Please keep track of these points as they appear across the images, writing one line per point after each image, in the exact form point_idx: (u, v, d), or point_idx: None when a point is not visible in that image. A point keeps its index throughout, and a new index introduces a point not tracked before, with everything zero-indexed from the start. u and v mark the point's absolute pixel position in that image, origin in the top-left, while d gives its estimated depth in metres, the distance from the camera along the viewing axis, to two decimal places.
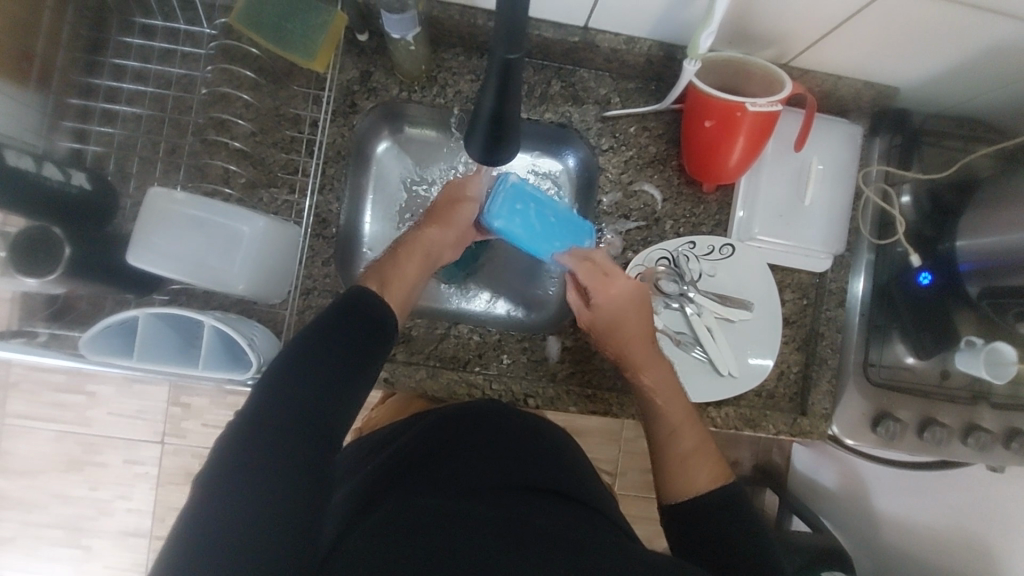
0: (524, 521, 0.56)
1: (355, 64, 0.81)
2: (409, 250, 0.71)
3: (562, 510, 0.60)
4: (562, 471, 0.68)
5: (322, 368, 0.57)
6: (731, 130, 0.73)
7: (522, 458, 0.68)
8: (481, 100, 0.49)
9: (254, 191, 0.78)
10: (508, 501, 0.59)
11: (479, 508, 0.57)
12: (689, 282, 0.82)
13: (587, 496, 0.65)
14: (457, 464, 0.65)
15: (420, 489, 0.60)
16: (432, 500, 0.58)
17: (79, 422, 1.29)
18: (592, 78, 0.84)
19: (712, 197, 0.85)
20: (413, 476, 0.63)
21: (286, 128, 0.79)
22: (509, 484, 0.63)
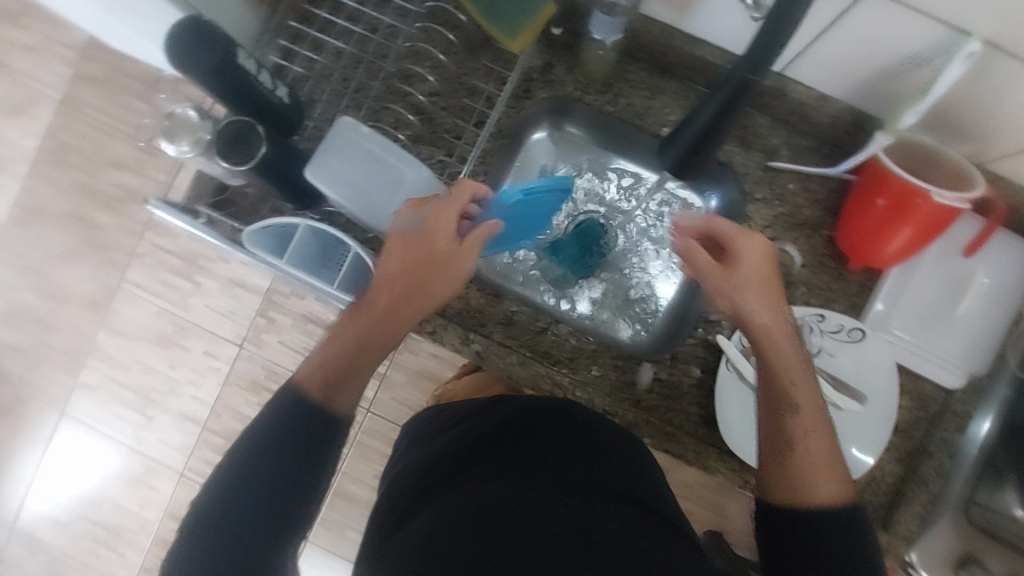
0: (588, 521, 0.57)
1: (542, 53, 0.85)
2: (363, 328, 0.58)
3: (618, 514, 0.60)
4: (637, 478, 0.68)
5: (280, 454, 0.53)
6: (905, 214, 0.70)
7: (597, 455, 0.68)
8: (698, 118, 0.62)
9: (417, 144, 0.83)
10: (579, 497, 0.61)
11: (548, 500, 0.59)
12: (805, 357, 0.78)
13: (652, 503, 0.65)
14: (512, 456, 0.67)
15: (477, 475, 0.64)
16: (483, 488, 0.61)
17: (180, 305, 1.41)
18: (766, 126, 0.82)
19: (854, 277, 0.81)
20: (468, 463, 0.67)
21: (463, 97, 0.83)
22: (570, 483, 0.63)
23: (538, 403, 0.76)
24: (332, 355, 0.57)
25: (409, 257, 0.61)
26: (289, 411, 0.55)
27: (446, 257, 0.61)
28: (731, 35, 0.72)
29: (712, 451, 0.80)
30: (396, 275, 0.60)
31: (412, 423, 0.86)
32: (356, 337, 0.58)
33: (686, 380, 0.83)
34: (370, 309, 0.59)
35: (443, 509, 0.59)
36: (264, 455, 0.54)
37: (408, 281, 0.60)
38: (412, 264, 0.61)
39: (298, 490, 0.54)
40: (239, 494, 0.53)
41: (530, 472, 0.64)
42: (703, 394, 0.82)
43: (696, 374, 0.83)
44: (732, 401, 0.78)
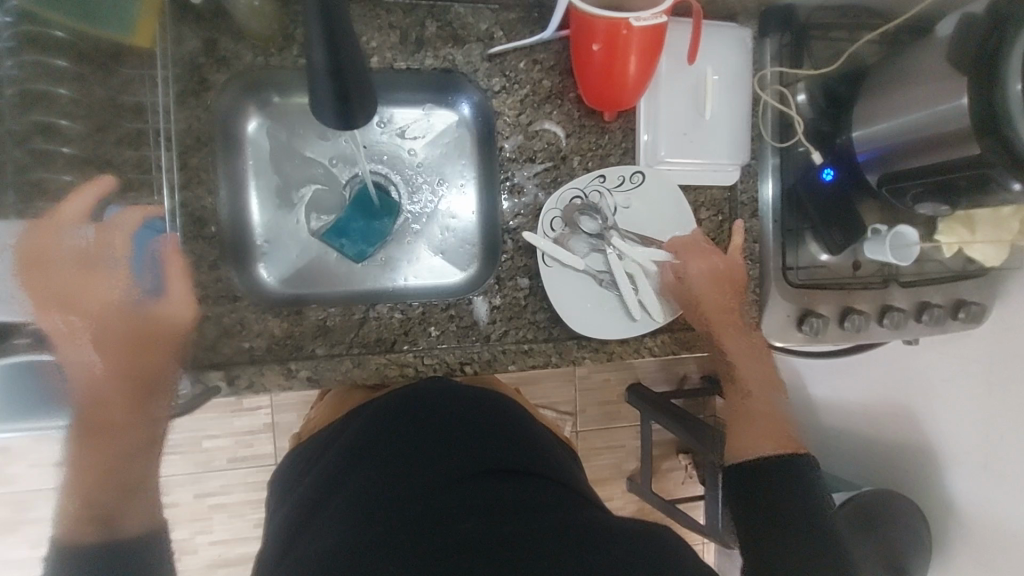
0: (469, 516, 0.56)
1: (194, 32, 0.70)
2: (110, 447, 0.59)
3: (497, 492, 0.60)
4: (511, 445, 0.68)
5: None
6: (621, 51, 0.69)
7: (468, 440, 0.67)
8: (312, 55, 0.53)
9: (103, 200, 0.65)
10: (457, 490, 0.60)
11: (430, 509, 0.57)
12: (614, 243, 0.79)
13: (532, 464, 0.66)
14: (376, 469, 0.63)
15: (344, 503, 0.59)
16: (345, 521, 0.56)
17: None
18: (469, 13, 0.77)
19: (615, 125, 0.81)
20: (333, 494, 0.62)
21: (128, 121, 0.68)
22: (446, 476, 0.61)
23: (393, 399, 0.72)
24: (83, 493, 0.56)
25: (111, 346, 0.62)
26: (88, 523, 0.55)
27: (132, 345, 0.63)
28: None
29: (573, 342, 0.81)
30: (105, 376, 0.61)
31: (281, 471, 0.78)
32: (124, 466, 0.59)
33: (519, 295, 0.81)
34: (103, 413, 0.60)
35: (318, 552, 0.54)
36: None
37: (123, 369, 0.62)
38: (111, 356, 0.62)
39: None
40: None
41: (402, 477, 0.61)
42: (541, 299, 0.81)
43: (525, 284, 0.81)
44: (564, 290, 0.78)
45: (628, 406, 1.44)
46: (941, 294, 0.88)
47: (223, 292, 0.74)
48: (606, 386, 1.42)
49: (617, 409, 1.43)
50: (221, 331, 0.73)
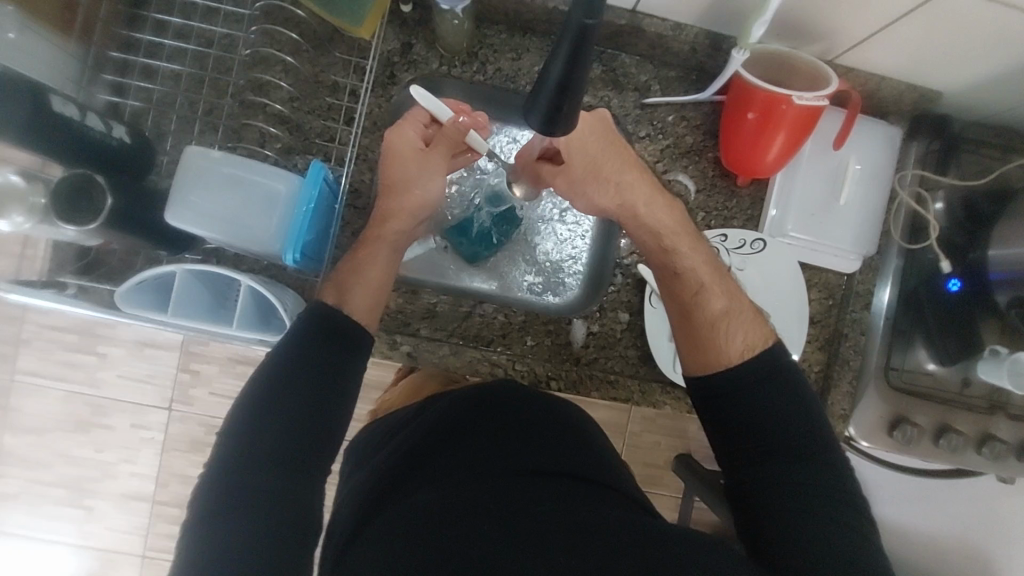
0: (541, 511, 0.58)
1: (397, 35, 0.81)
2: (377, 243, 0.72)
3: (574, 493, 0.63)
4: (580, 455, 0.70)
5: (306, 366, 0.62)
6: (773, 124, 0.73)
7: (542, 443, 0.70)
8: (549, 66, 0.44)
9: (289, 155, 0.77)
10: (533, 486, 0.62)
11: (508, 496, 0.60)
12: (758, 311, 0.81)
13: (606, 476, 0.68)
14: (463, 453, 0.67)
15: (432, 477, 0.64)
16: (436, 490, 0.61)
17: (88, 383, 1.26)
18: (633, 64, 0.83)
19: (745, 192, 0.85)
20: (418, 465, 0.66)
21: (325, 95, 0.78)
22: (526, 469, 0.65)
23: (483, 390, 0.76)
24: (339, 286, 0.69)
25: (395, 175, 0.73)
26: (297, 352, 0.62)
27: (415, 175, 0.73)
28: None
29: (656, 386, 0.82)
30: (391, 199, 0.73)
31: (358, 441, 0.82)
32: (355, 258, 0.70)
33: (617, 328, 0.84)
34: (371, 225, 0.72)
35: (407, 514, 0.58)
36: (282, 385, 0.61)
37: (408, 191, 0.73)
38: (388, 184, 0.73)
39: (327, 409, 0.62)
40: (273, 411, 0.60)
41: (485, 466, 0.65)
42: (635, 337, 0.84)
43: (625, 319, 0.84)
44: (663, 335, 0.81)
45: (673, 475, 1.39)
46: None
47: None
48: (654, 449, 1.38)
49: (661, 474, 1.39)
50: None
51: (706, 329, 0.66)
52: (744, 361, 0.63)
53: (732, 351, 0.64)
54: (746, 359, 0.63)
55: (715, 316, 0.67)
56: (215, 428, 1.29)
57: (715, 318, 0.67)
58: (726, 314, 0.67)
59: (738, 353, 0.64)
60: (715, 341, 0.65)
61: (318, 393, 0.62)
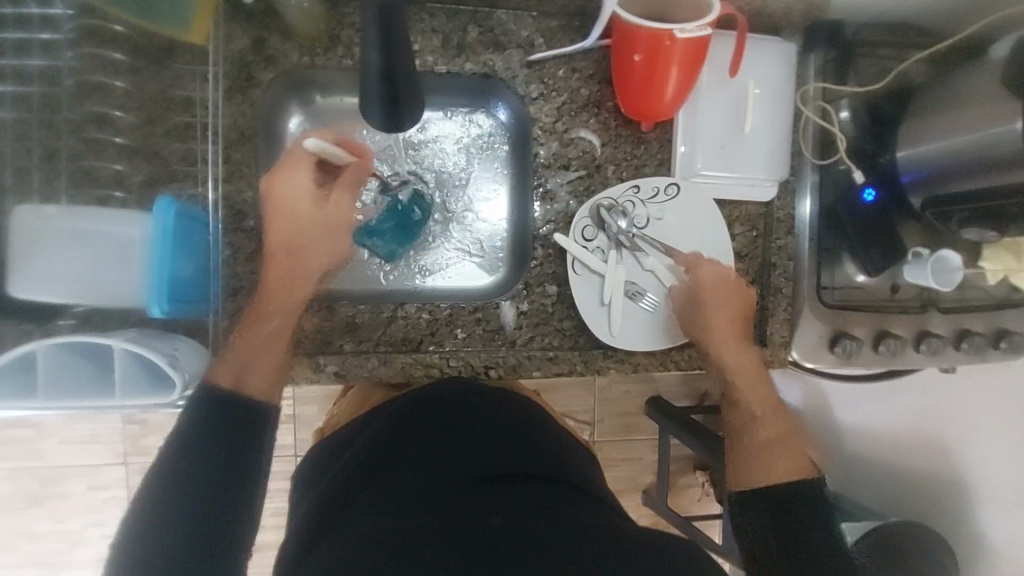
0: (498, 515, 0.55)
1: (244, 31, 0.72)
2: (271, 310, 0.67)
3: (539, 492, 0.60)
4: (544, 454, 0.67)
5: (211, 446, 0.58)
6: (663, 62, 0.69)
7: (503, 446, 0.66)
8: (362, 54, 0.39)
9: (153, 189, 0.70)
10: (492, 492, 0.59)
11: (463, 505, 0.56)
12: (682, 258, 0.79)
13: (570, 474, 0.66)
14: (415, 460, 0.64)
15: (381, 492, 0.60)
16: (379, 511, 0.56)
17: (31, 457, 1.17)
18: (511, 20, 0.77)
19: (651, 136, 0.81)
20: (368, 480, 0.62)
21: (179, 115, 0.71)
22: (487, 471, 0.62)
23: (430, 390, 0.73)
24: (243, 336, 0.66)
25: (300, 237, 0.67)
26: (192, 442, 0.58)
27: (318, 236, 0.68)
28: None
29: (598, 352, 0.80)
30: (288, 256, 0.67)
31: (306, 463, 0.78)
32: (258, 323, 0.66)
33: (546, 302, 0.81)
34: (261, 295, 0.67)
35: (349, 537, 0.53)
36: (187, 466, 0.57)
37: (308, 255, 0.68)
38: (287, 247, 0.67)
39: (236, 480, 0.58)
40: (176, 491, 0.56)
41: (440, 475, 0.61)
42: (568, 307, 0.81)
43: (554, 290, 0.81)
44: (594, 300, 0.78)
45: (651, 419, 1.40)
46: (982, 323, 0.84)
47: (254, 288, 0.72)
48: (626, 399, 1.38)
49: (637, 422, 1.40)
50: None
51: (750, 450, 0.71)
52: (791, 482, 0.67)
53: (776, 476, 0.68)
54: (792, 482, 0.67)
55: (764, 444, 0.71)
56: None
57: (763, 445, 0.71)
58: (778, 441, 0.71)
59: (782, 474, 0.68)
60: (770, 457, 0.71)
61: (228, 469, 0.58)
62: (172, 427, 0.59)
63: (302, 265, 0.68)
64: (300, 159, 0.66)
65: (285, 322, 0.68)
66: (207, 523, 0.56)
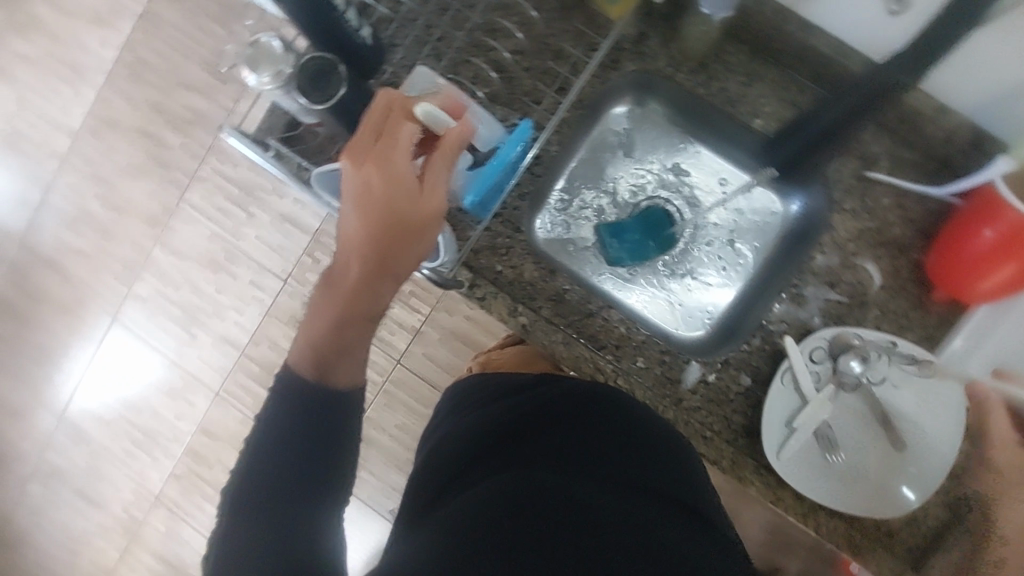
0: (629, 528, 0.55)
1: (639, 22, 0.78)
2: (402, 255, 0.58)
3: (671, 517, 0.60)
4: (681, 479, 0.66)
5: (307, 408, 0.58)
6: (1013, 253, 0.63)
7: (642, 454, 0.67)
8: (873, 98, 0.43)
9: (492, 103, 0.78)
10: (624, 497, 0.60)
11: (596, 498, 0.58)
12: (893, 434, 0.73)
13: (703, 510, 0.65)
14: (559, 442, 0.66)
15: (526, 457, 0.63)
16: (512, 473, 0.60)
17: (231, 233, 1.37)
18: (870, 132, 0.76)
19: (934, 309, 0.76)
20: (503, 445, 0.66)
21: (548, 59, 0.78)
22: (624, 479, 0.63)
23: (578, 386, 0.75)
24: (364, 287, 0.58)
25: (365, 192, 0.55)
26: (301, 391, 0.58)
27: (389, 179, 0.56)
28: (871, 30, 0.68)
29: (750, 462, 0.77)
30: (359, 206, 0.56)
31: (454, 390, 0.86)
32: (388, 257, 0.57)
33: (732, 388, 0.79)
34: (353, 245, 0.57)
35: (477, 494, 0.58)
36: (275, 437, 0.57)
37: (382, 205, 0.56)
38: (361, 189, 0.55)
39: (328, 466, 0.57)
40: (270, 471, 0.55)
41: (576, 463, 0.63)
42: (749, 404, 0.79)
43: (745, 383, 0.79)
44: (782, 416, 0.75)
45: None
46: None
47: (510, 221, 0.81)
48: None
49: None
50: (490, 247, 0.80)
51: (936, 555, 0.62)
52: None
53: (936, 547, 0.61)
54: None
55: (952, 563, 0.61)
56: None
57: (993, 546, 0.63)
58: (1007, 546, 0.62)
59: None
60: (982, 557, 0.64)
61: (314, 447, 0.56)
62: (256, 416, 0.59)
63: (370, 203, 0.55)
64: (400, 108, 0.57)
65: (392, 279, 0.59)
66: (294, 480, 0.55)
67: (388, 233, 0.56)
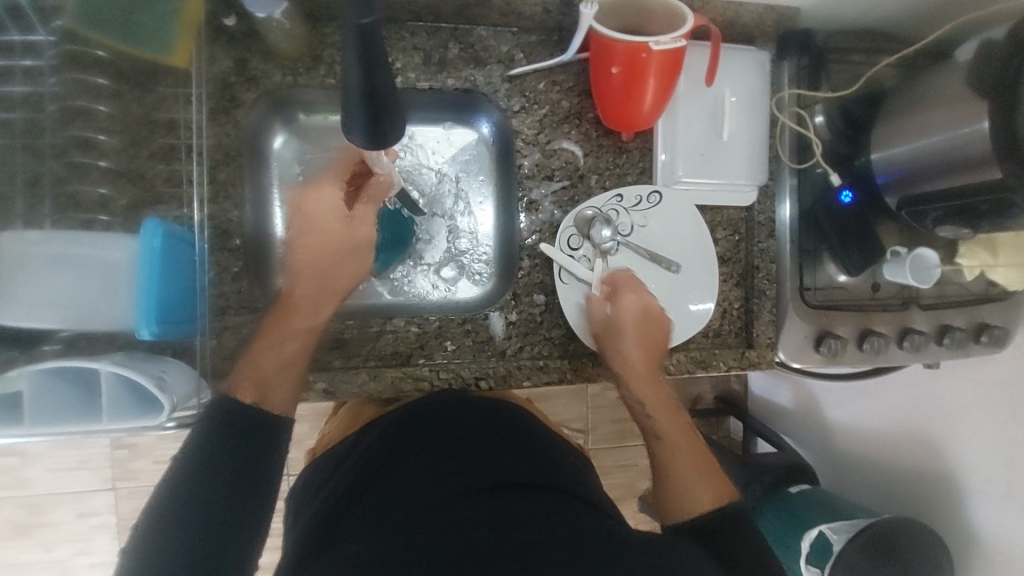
0: (479, 536, 0.53)
1: (227, 52, 0.73)
2: (306, 294, 0.68)
3: (530, 503, 0.59)
4: (523, 459, 0.66)
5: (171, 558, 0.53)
6: (640, 73, 0.70)
7: (476, 457, 0.65)
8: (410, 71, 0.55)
9: (138, 212, 0.69)
10: (467, 509, 0.57)
11: (438, 529, 0.54)
12: (665, 263, 0.80)
13: (554, 479, 0.65)
14: (391, 489, 0.61)
15: (364, 521, 0.58)
16: (347, 552, 0.54)
17: (16, 485, 1.15)
18: (491, 35, 0.78)
19: (632, 145, 0.82)
20: (335, 524, 0.60)
21: (161, 136, 0.71)
22: (465, 492, 0.60)
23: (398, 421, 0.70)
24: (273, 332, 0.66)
25: (307, 244, 0.67)
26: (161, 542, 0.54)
27: (322, 235, 0.67)
28: None
29: (588, 359, 0.80)
30: (315, 256, 0.68)
31: (296, 487, 0.76)
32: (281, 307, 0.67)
33: (535, 312, 0.82)
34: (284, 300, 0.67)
35: None
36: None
37: (323, 256, 0.68)
38: (321, 247, 0.67)
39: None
40: None
41: (408, 505, 0.59)
42: (557, 316, 0.82)
43: (542, 300, 0.82)
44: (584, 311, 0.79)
45: None
46: (963, 318, 0.85)
47: (244, 305, 0.74)
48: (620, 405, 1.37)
49: (630, 427, 1.38)
50: (242, 342, 0.73)
51: (670, 478, 0.68)
52: (713, 507, 0.64)
53: (701, 501, 0.65)
54: (718, 505, 0.64)
55: (679, 472, 0.68)
56: None
57: (682, 469, 0.68)
58: (698, 469, 0.68)
59: (707, 500, 0.65)
60: (680, 489, 0.67)
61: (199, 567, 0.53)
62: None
63: (309, 264, 0.68)
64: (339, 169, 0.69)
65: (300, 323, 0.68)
66: None
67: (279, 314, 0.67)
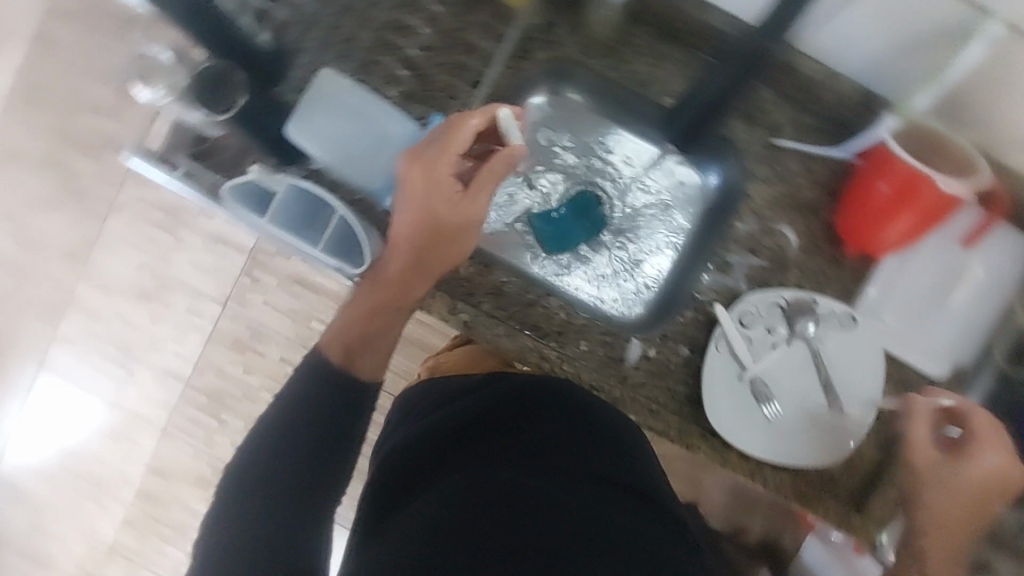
0: (580, 514, 0.56)
1: (546, 11, 0.79)
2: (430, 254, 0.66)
3: (621, 499, 0.60)
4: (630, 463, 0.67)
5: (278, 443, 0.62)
6: (907, 200, 0.69)
7: (588, 443, 0.67)
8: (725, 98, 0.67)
9: (409, 102, 0.77)
10: (570, 487, 0.60)
11: (543, 491, 0.58)
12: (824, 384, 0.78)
13: (655, 491, 0.65)
14: (505, 440, 0.66)
15: (476, 459, 0.63)
16: (456, 482, 0.60)
17: (160, 259, 1.30)
18: (773, 101, 0.80)
19: (849, 262, 0.80)
20: (447, 452, 0.66)
21: (460, 53, 0.78)
22: (572, 471, 0.63)
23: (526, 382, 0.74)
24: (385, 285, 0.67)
25: (415, 202, 0.65)
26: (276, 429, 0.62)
27: (435, 199, 0.64)
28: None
29: (697, 428, 0.80)
30: (415, 220, 0.65)
31: (405, 395, 0.85)
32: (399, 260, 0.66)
33: (673, 360, 0.82)
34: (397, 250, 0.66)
35: (418, 515, 0.57)
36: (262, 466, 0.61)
37: (417, 224, 0.65)
38: (423, 217, 0.65)
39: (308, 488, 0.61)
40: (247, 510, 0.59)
41: (518, 461, 0.63)
42: (690, 374, 0.82)
43: (685, 354, 0.82)
44: (724, 385, 0.78)
45: None
46: None
47: None
48: None
49: None
50: None
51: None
52: None
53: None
54: None
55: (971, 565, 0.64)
56: (259, 335, 1.32)
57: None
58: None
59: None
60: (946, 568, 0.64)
61: (298, 469, 0.61)
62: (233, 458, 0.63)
63: (430, 231, 0.65)
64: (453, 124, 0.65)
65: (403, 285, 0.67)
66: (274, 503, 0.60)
67: (424, 246, 0.66)
